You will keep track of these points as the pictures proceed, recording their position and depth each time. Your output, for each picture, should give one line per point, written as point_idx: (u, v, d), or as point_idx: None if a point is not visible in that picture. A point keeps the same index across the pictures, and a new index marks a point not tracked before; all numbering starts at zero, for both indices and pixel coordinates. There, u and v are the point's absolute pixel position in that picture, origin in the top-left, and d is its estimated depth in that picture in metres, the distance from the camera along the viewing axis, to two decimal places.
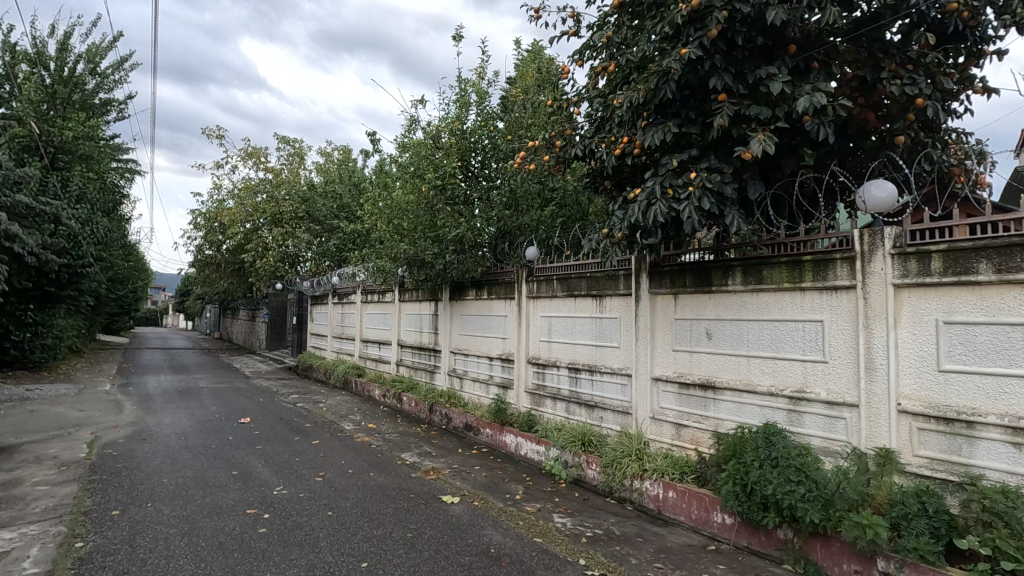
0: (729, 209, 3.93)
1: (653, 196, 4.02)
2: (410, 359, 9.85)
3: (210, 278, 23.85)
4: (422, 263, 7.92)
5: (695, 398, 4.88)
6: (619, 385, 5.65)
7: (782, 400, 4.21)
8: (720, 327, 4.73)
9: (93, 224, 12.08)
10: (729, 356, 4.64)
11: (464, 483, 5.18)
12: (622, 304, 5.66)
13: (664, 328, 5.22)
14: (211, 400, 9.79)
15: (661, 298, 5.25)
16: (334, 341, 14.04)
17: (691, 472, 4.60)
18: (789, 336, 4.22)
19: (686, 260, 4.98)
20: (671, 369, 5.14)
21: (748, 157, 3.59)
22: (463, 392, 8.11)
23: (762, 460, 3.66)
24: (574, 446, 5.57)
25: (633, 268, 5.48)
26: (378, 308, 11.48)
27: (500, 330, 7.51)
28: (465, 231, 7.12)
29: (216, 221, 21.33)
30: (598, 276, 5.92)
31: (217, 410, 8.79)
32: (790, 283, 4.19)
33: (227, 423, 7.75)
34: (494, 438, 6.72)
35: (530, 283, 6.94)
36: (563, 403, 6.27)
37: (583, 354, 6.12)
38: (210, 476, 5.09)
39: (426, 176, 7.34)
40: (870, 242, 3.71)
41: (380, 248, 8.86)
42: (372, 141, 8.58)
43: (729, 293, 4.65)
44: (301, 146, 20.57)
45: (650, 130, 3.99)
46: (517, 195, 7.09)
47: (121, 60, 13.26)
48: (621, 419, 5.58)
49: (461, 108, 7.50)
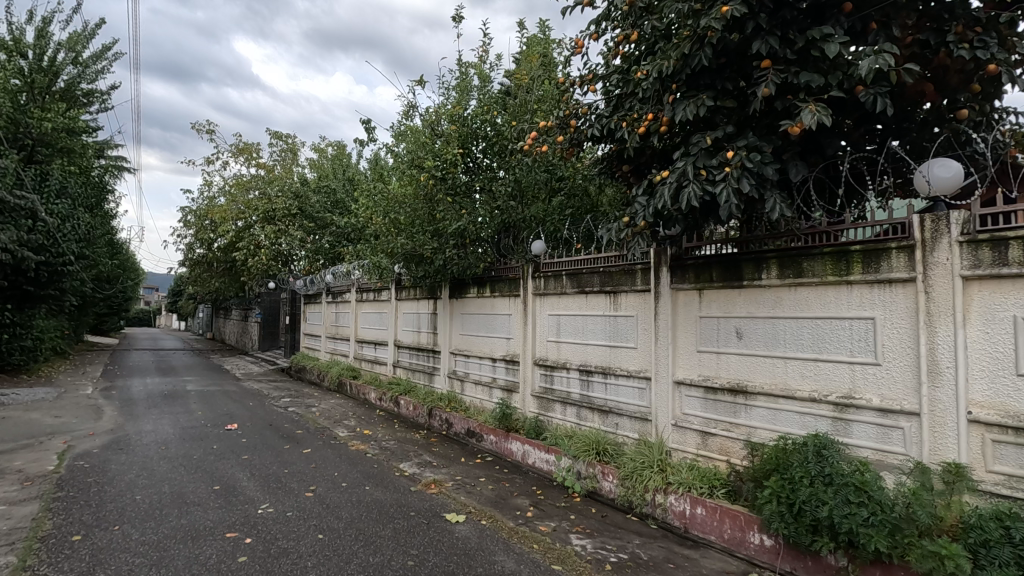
0: (768, 192, 3.50)
1: (683, 178, 3.58)
2: (407, 361, 9.39)
3: (202, 277, 23.30)
4: (421, 259, 7.47)
5: (724, 404, 4.44)
6: (636, 389, 5.21)
7: (827, 407, 3.77)
8: (752, 326, 4.29)
9: (75, 220, 11.56)
10: (762, 358, 4.20)
11: (469, 498, 4.73)
12: (639, 301, 5.21)
13: (687, 328, 4.78)
14: (197, 404, 9.29)
15: (684, 293, 4.80)
16: (328, 341, 13.56)
17: (721, 486, 4.17)
18: (833, 335, 3.78)
19: (713, 253, 4.53)
20: (695, 372, 4.69)
21: (796, 131, 3.14)
22: (465, 395, 7.67)
23: (812, 476, 3.21)
24: (588, 456, 5.13)
25: (651, 262, 5.04)
26: (374, 307, 11.02)
27: (504, 330, 7.06)
28: (467, 224, 6.67)
29: (207, 219, 20.79)
30: (612, 272, 5.47)
31: (203, 415, 8.29)
32: (835, 276, 3.75)
33: (212, 430, 7.26)
34: (499, 446, 6.27)
35: (536, 279, 6.48)
36: (574, 408, 5.83)
37: (596, 356, 5.67)
38: (189, 492, 4.62)
39: (425, 166, 6.88)
40: (932, 229, 3.28)
41: (375, 243, 8.38)
42: (366, 130, 8.03)
43: (762, 289, 4.21)
44: (294, 142, 20.03)
45: (680, 104, 3.54)
46: (522, 186, 6.64)
47: (103, 49, 12.71)
48: (638, 425, 5.13)
49: (462, 93, 7.03)
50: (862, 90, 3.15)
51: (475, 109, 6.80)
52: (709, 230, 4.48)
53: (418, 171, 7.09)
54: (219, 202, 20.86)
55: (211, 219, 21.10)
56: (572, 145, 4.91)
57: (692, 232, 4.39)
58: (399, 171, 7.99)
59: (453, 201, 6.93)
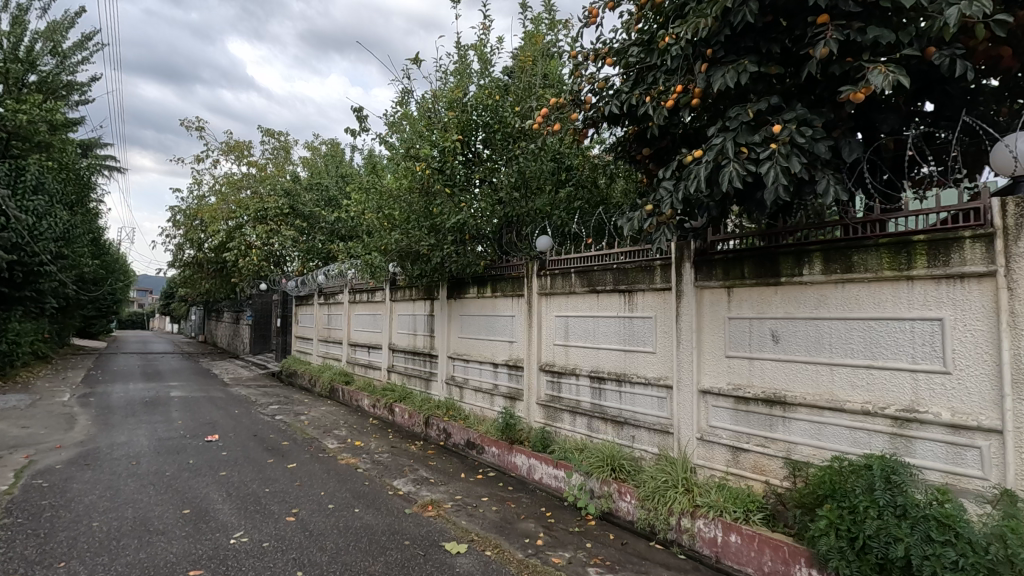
0: (819, 172, 3.02)
1: (722, 157, 3.08)
2: (402, 366, 8.86)
3: (192, 278, 22.70)
4: (416, 257, 6.94)
5: (758, 417, 3.95)
6: (655, 398, 4.72)
7: (883, 422, 3.28)
8: (790, 328, 3.80)
9: (53, 218, 11.01)
10: (803, 365, 3.72)
11: (471, 522, 4.22)
12: (658, 301, 4.73)
13: (714, 331, 4.29)
14: (178, 412, 8.73)
15: (710, 292, 4.31)
16: (320, 345, 13.01)
17: (758, 509, 3.66)
18: (890, 339, 3.30)
19: (745, 246, 4.05)
20: (723, 381, 4.20)
21: (860, 97, 2.65)
22: (464, 403, 7.15)
23: (880, 507, 2.72)
24: (602, 473, 4.62)
25: (673, 258, 4.55)
26: (367, 309, 10.50)
27: (506, 332, 6.56)
28: (467, 218, 6.16)
29: (196, 218, 20.22)
30: (627, 269, 4.97)
31: (183, 425, 7.73)
32: (893, 270, 3.26)
33: (191, 442, 6.71)
34: (501, 459, 5.77)
35: (541, 278, 5.99)
36: (584, 418, 5.34)
37: (609, 361, 5.18)
38: (154, 518, 4.08)
39: (422, 155, 6.37)
40: (1018, 215, 2.80)
41: (369, 240, 7.86)
42: (358, 118, 7.42)
43: (804, 286, 3.72)
44: (287, 139, 19.49)
45: (718, 70, 3.06)
46: (527, 178, 6.14)
47: (84, 39, 12.17)
48: (658, 439, 4.64)
49: (461, 78, 6.53)
50: (934, 52, 2.67)
51: (475, 94, 6.30)
52: (738, 217, 4.01)
53: (414, 161, 6.58)
54: (209, 201, 20.27)
55: (200, 219, 20.51)
56: (585, 127, 4.40)
57: (718, 220, 3.92)
58: (394, 163, 7.47)
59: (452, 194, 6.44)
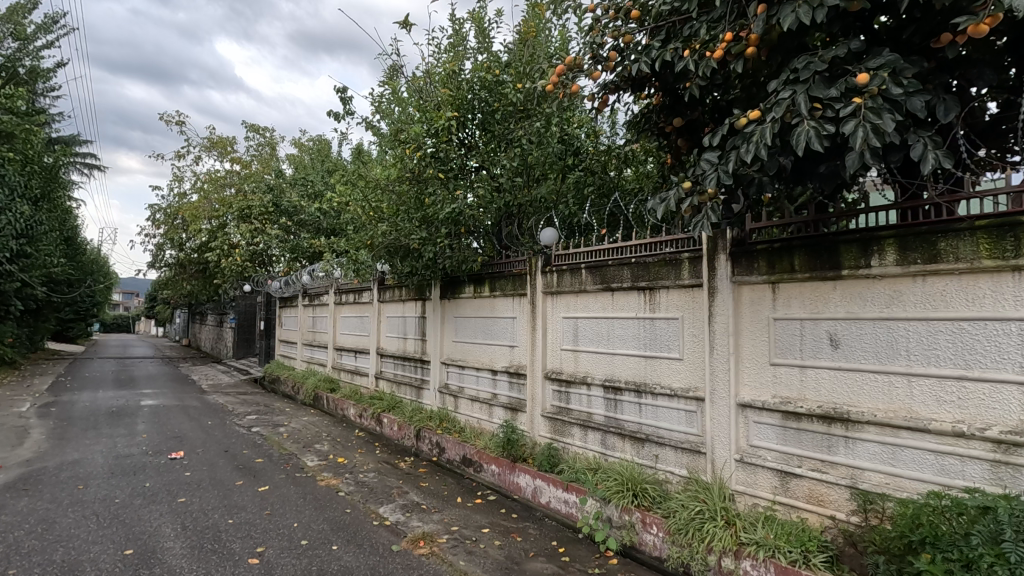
0: (912, 134, 2.41)
1: (792, 116, 2.44)
2: (391, 372, 8.18)
3: (173, 280, 21.81)
4: (406, 252, 6.25)
5: (813, 436, 3.33)
6: (683, 412, 4.10)
7: (982, 446, 2.67)
8: (853, 331, 3.18)
9: (12, 212, 10.18)
10: (871, 375, 3.10)
11: (470, 562, 3.55)
12: (685, 299, 4.10)
13: (756, 334, 3.66)
14: (145, 424, 7.96)
15: (751, 288, 3.69)
16: (305, 349, 12.28)
17: (819, 550, 3.03)
18: (990, 344, 2.69)
19: (795, 233, 3.44)
20: (767, 394, 3.58)
21: (985, 27, 2.04)
22: (459, 414, 6.49)
23: (1009, 564, 2.12)
24: (622, 500, 3.99)
25: (704, 250, 3.92)
26: (354, 310, 9.79)
27: (505, 335, 5.91)
28: (463, 208, 5.49)
29: (178, 217, 19.45)
30: (648, 263, 4.34)
31: (147, 439, 6.97)
32: (995, 260, 2.66)
33: (153, 459, 5.98)
34: (502, 479, 5.12)
35: (546, 274, 5.35)
36: (596, 433, 4.71)
37: (627, 369, 4.55)
38: (86, 563, 3.38)
39: (413, 137, 5.69)
40: None
41: (354, 235, 7.16)
42: (342, 100, 6.72)
43: (871, 281, 3.10)
44: (273, 135, 18.75)
45: (785, 6, 2.44)
46: (530, 163, 5.52)
47: (49, 22, 11.39)
48: (687, 459, 4.01)
49: (456, 53, 5.87)
50: None
51: (473, 70, 5.64)
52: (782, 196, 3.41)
53: (404, 145, 5.91)
54: (191, 199, 19.44)
55: (182, 218, 19.66)
56: (604, 94, 3.71)
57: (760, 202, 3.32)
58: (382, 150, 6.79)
59: (447, 182, 5.78)
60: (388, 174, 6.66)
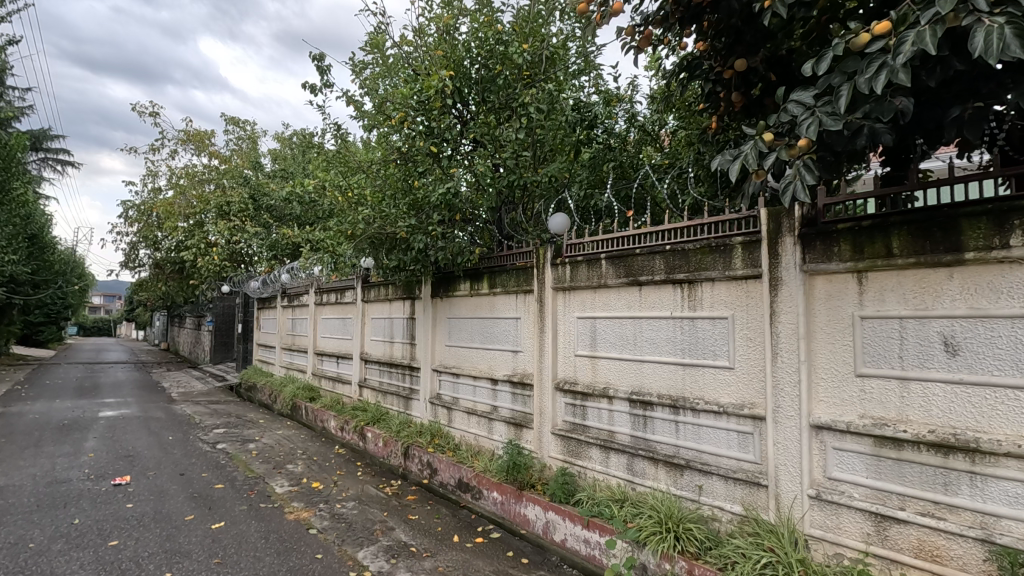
0: None
1: (962, 15, 1.66)
2: (376, 380, 7.34)
3: (147, 281, 20.72)
4: (392, 243, 5.31)
5: (920, 470, 2.56)
6: (733, 434, 3.33)
7: None
8: (979, 333, 2.42)
9: None
10: (1008, 393, 2.34)
11: None
12: (736, 294, 3.34)
13: (834, 338, 2.90)
14: (94, 440, 7.02)
15: (827, 278, 2.93)
16: (283, 354, 11.37)
17: None
18: None
19: (890, 208, 2.69)
20: (852, 413, 2.81)
21: None
22: (453, 428, 5.67)
23: None
24: (660, 544, 3.21)
25: (765, 234, 3.16)
26: (336, 311, 8.92)
27: (507, 338, 5.11)
28: (458, 189, 4.67)
29: (153, 214, 18.41)
30: (688, 251, 3.57)
31: (91, 460, 6.04)
32: None
33: (93, 486, 5.08)
34: (506, 510, 4.32)
35: (556, 267, 4.56)
36: (620, 456, 3.93)
37: (660, 381, 3.75)
38: None
39: (400, 105, 4.87)
40: None
41: (333, 225, 6.30)
42: (319, 68, 5.86)
43: (1006, 267, 2.35)
44: (253, 128, 17.83)
45: None
46: (540, 135, 4.73)
47: None
48: (740, 493, 3.24)
49: (451, 9, 5.05)
50: None
51: (471, 27, 4.83)
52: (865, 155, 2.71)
53: (389, 117, 5.08)
54: (166, 194, 18.38)
55: (156, 215, 18.60)
56: (649, 23, 2.97)
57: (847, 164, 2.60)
58: (365, 128, 5.97)
59: (439, 160, 4.98)
60: (372, 155, 5.83)
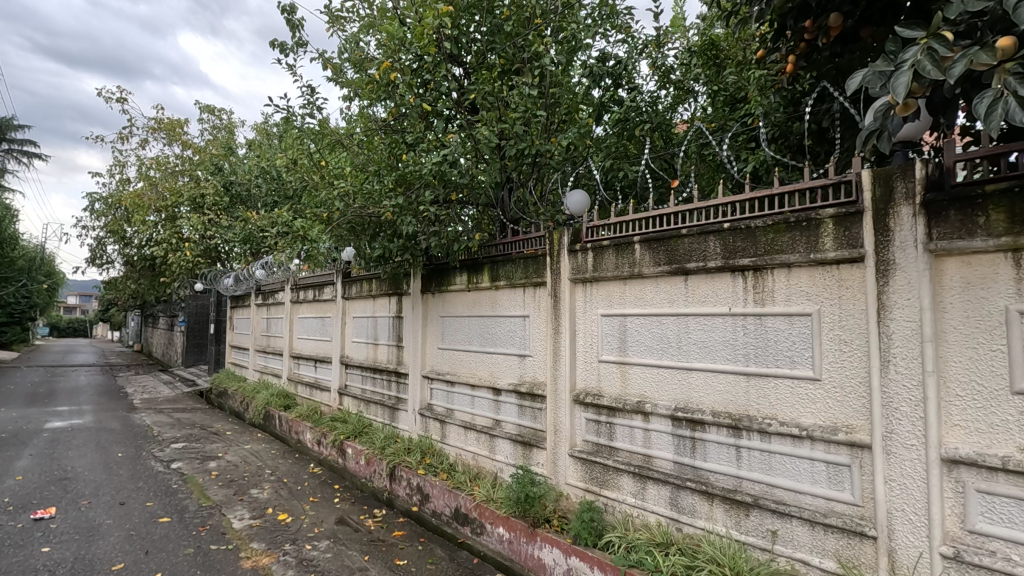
0: None
1: None
2: (358, 387, 6.49)
3: (115, 279, 19.50)
4: (376, 227, 4.45)
5: None
6: (819, 466, 2.56)
7: None
8: None
9: None
10: None
11: None
12: (822, 284, 2.57)
13: (974, 340, 2.13)
14: (27, 458, 6.05)
15: (964, 260, 2.17)
16: (258, 357, 10.43)
17: None
18: None
19: None
20: (1005, 444, 2.05)
21: None
22: (447, 445, 4.85)
23: None
24: None
25: (870, 204, 2.39)
26: (314, 310, 8.02)
27: (512, 340, 4.30)
28: (455, 158, 3.86)
29: (121, 207, 17.24)
30: (755, 229, 2.80)
31: (15, 484, 5.10)
32: None
33: (8, 521, 4.16)
34: (515, 551, 3.53)
35: (573, 254, 3.76)
36: (659, 487, 3.15)
37: (714, 394, 2.96)
38: None
39: (387, 61, 4.04)
40: None
41: (306, 209, 5.42)
42: (291, 24, 4.98)
43: None
44: (230, 118, 16.77)
45: None
46: (553, 96, 4.04)
47: None
48: (832, 544, 2.48)
49: None
50: None
51: None
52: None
53: (373, 76, 4.24)
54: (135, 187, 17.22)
55: (124, 208, 17.42)
56: None
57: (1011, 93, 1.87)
58: (345, 95, 5.08)
59: (432, 124, 4.25)
60: (352, 125, 4.98)
